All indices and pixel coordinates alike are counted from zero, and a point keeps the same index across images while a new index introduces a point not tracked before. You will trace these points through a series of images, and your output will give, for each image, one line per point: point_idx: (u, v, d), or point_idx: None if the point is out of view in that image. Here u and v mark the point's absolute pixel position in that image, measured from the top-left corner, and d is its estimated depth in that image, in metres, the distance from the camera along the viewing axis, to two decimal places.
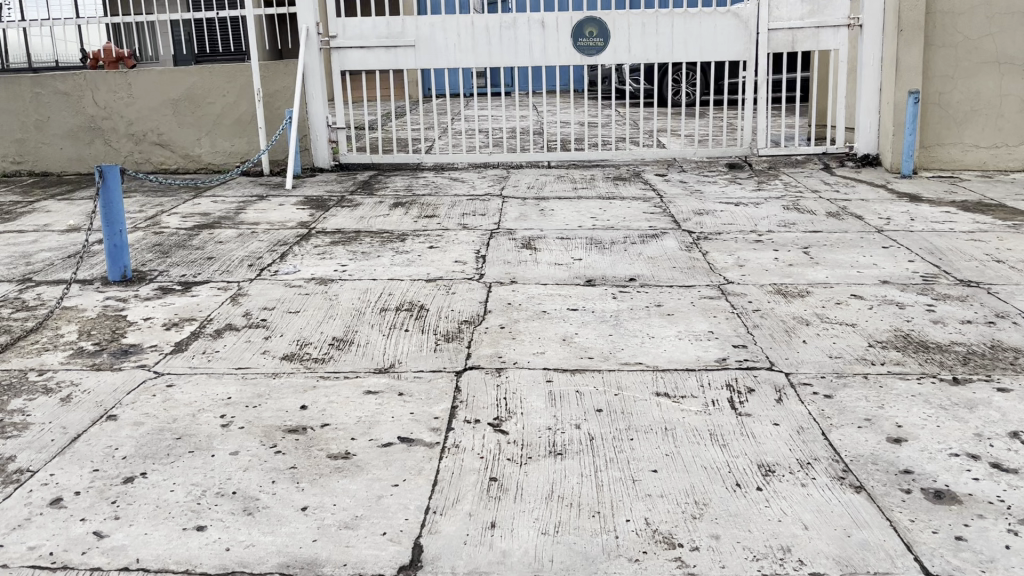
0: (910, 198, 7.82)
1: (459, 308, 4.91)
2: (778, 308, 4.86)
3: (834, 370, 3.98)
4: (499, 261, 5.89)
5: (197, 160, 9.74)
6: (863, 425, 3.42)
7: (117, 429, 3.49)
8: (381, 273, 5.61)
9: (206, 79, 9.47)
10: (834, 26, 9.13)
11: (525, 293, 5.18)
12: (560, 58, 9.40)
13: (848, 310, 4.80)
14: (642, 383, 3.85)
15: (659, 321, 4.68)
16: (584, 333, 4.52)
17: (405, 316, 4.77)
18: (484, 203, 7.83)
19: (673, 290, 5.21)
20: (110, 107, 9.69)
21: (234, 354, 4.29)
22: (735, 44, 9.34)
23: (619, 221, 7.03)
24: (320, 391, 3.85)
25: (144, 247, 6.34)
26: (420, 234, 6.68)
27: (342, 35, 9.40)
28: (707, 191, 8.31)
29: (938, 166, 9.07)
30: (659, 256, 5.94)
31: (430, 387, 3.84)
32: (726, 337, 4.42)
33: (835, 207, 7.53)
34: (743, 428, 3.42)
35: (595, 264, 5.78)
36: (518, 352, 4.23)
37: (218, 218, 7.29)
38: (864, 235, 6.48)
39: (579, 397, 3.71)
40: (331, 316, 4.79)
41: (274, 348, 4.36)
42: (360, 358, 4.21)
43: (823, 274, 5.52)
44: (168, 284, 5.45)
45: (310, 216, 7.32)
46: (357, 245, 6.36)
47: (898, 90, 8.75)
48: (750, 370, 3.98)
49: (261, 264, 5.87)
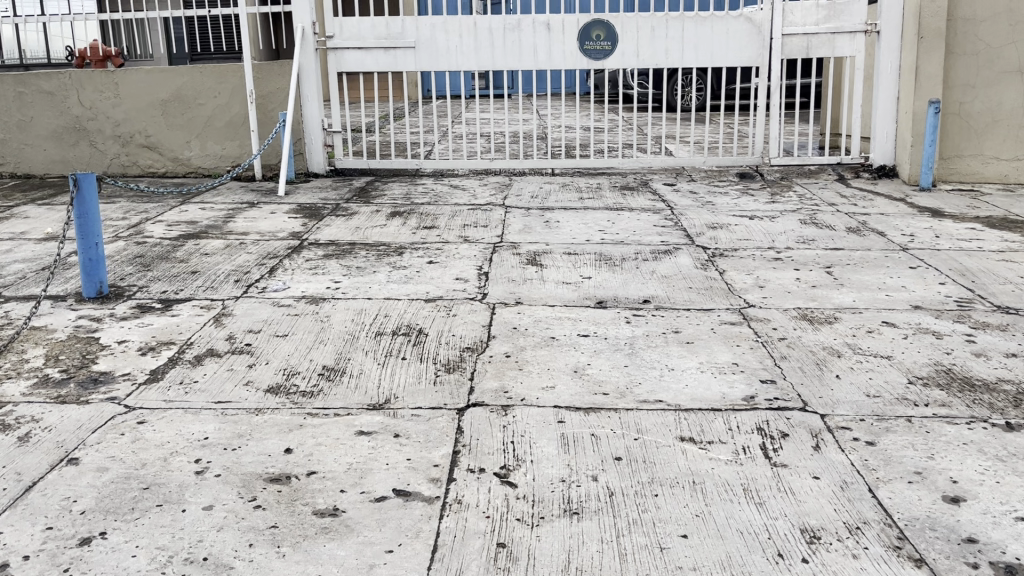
0: (931, 213, 7.46)
1: (460, 333, 4.53)
2: (805, 336, 4.49)
3: (874, 412, 3.60)
4: (503, 279, 5.50)
5: (186, 163, 9.36)
6: (914, 480, 3.05)
7: (78, 476, 3.13)
8: (377, 292, 5.23)
9: (197, 79, 9.08)
10: (850, 32, 8.77)
11: (531, 316, 4.81)
12: (566, 62, 9.02)
13: (881, 340, 4.42)
14: (665, 425, 3.48)
15: (678, 350, 4.32)
16: (597, 363, 4.15)
17: (401, 342, 4.39)
18: (486, 213, 7.47)
19: (691, 314, 4.85)
20: (96, 108, 9.30)
21: (214, 385, 3.91)
22: (747, 49, 9.00)
23: (629, 235, 6.67)
24: (306, 431, 3.48)
25: (124, 259, 5.97)
26: (420, 247, 6.31)
27: (338, 36, 9.01)
28: (719, 203, 7.96)
29: (957, 178, 8.71)
30: (673, 275, 5.59)
31: (429, 427, 3.47)
32: (752, 370, 4.06)
33: (854, 221, 7.18)
34: (780, 482, 3.05)
35: (605, 283, 5.42)
36: (525, 387, 3.85)
37: (205, 227, 6.91)
38: (888, 254, 6.12)
39: (596, 443, 3.33)
40: (321, 341, 4.41)
41: (258, 379, 3.98)
42: (353, 391, 3.83)
43: (849, 297, 5.16)
44: (147, 301, 5.07)
45: (302, 226, 6.96)
46: (351, 259, 5.99)
47: (917, 99, 8.40)
48: (781, 412, 3.60)
49: (248, 279, 5.49)
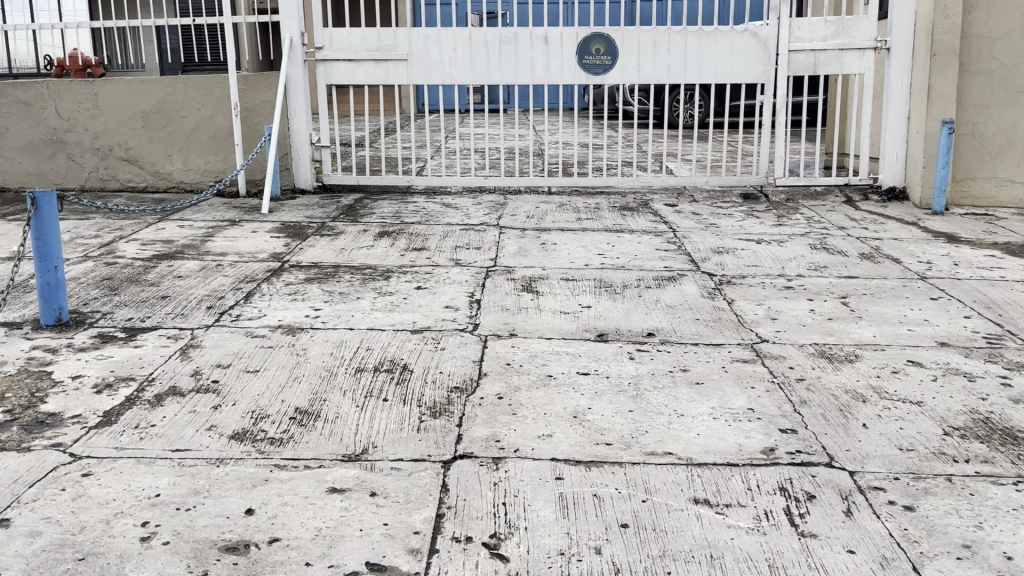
0: (947, 239, 7.12)
1: (448, 369, 4.14)
2: (826, 377, 4.12)
3: (909, 469, 3.22)
4: (496, 307, 5.13)
5: (168, 178, 8.98)
6: (963, 556, 2.67)
7: (4, 544, 2.73)
8: (360, 321, 4.84)
9: (179, 90, 8.72)
10: (858, 49, 8.46)
11: (526, 350, 4.42)
12: (563, 77, 8.69)
13: (909, 383, 4.05)
14: (675, 484, 3.10)
15: (687, 393, 3.94)
16: (599, 408, 3.75)
17: (383, 380, 4.00)
18: (479, 233, 7.11)
19: (700, 350, 4.47)
20: (74, 119, 8.92)
21: (173, 431, 3.51)
22: (752, 66, 8.66)
23: (630, 259, 6.30)
24: (272, 487, 3.08)
25: (90, 282, 5.57)
26: (408, 270, 5.93)
27: (328, 47, 8.67)
28: (723, 225, 7.61)
29: (970, 201, 8.37)
30: (679, 305, 5.22)
31: (410, 484, 3.08)
32: (771, 417, 3.68)
33: (867, 246, 6.83)
34: (810, 556, 2.67)
35: (606, 314, 5.03)
36: (520, 435, 3.47)
37: (182, 247, 6.52)
38: (906, 283, 5.76)
39: (599, 505, 2.94)
40: (294, 379, 4.02)
41: (222, 423, 3.58)
42: (326, 439, 3.43)
43: (869, 332, 4.80)
44: (110, 330, 4.67)
45: (285, 247, 6.58)
46: (334, 283, 5.61)
47: (930, 119, 8.08)
48: (806, 468, 3.22)
49: (221, 306, 5.10)
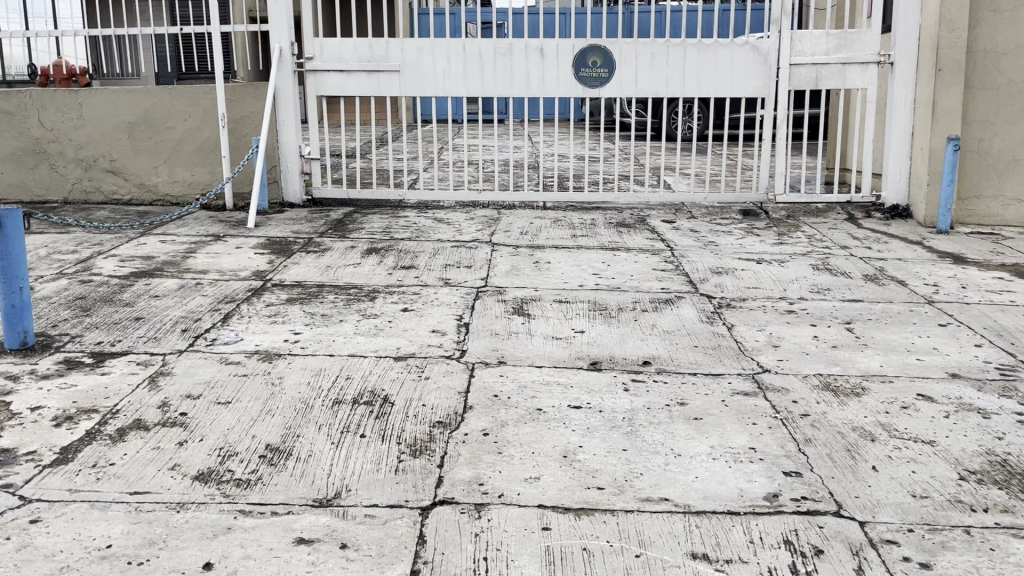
0: (953, 259, 6.90)
1: (432, 402, 3.90)
2: (831, 413, 3.89)
3: (924, 520, 2.99)
4: (485, 332, 4.89)
5: (153, 190, 8.75)
6: None
7: None
8: (341, 346, 4.61)
9: (166, 100, 8.51)
10: (861, 63, 8.27)
11: (515, 380, 4.19)
12: (559, 89, 8.48)
13: (920, 420, 3.82)
14: (672, 536, 2.87)
15: (685, 429, 3.70)
16: (590, 446, 3.51)
17: (362, 414, 3.76)
18: (471, 250, 6.90)
19: (698, 381, 4.24)
20: (58, 129, 8.69)
21: (134, 471, 3.27)
22: (752, 79, 8.45)
23: (626, 280, 6.08)
24: (233, 538, 2.84)
25: (62, 301, 5.33)
26: (394, 290, 5.70)
27: (319, 58, 8.47)
28: (723, 243, 7.40)
29: (976, 220, 8.16)
30: (677, 330, 5.00)
31: (384, 535, 2.84)
32: (774, 459, 3.45)
33: (871, 267, 6.61)
34: None
35: (599, 340, 4.80)
36: (505, 477, 3.23)
37: (161, 264, 6.29)
38: (912, 307, 5.54)
39: (587, 561, 2.71)
40: (267, 412, 3.78)
41: (187, 462, 3.34)
42: (297, 482, 3.19)
43: (875, 361, 4.58)
44: (77, 355, 4.42)
45: (268, 264, 6.35)
46: (317, 304, 5.38)
47: (934, 136, 7.87)
48: (812, 518, 2.99)
49: (197, 329, 4.86)
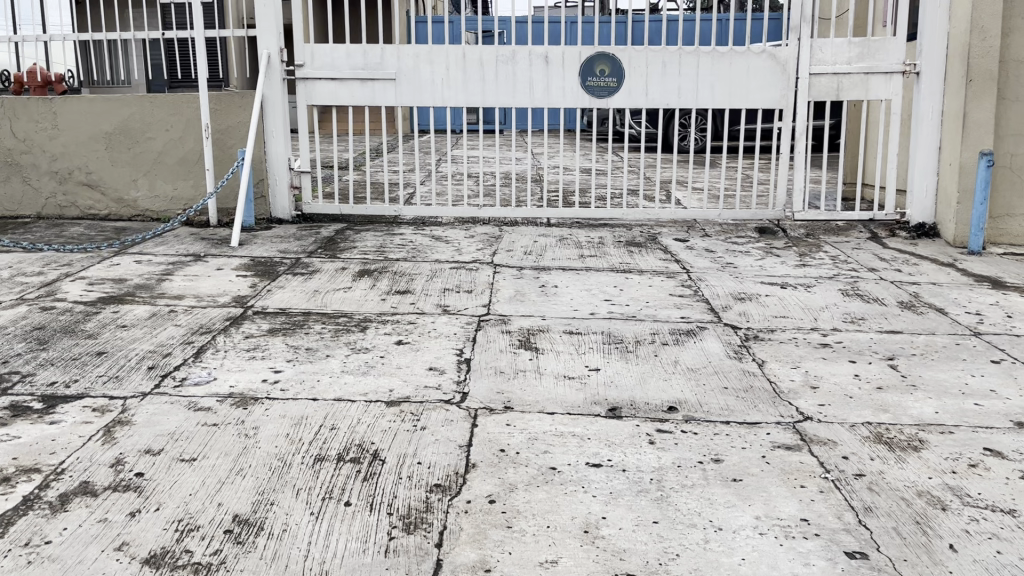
0: (991, 284, 6.40)
1: (428, 458, 3.38)
2: (891, 474, 3.37)
3: None
4: (489, 370, 4.37)
5: (131, 205, 8.23)
6: None
7: None
8: (326, 388, 4.07)
9: (146, 109, 7.99)
10: (885, 73, 7.76)
11: (525, 432, 3.65)
12: (565, 99, 7.98)
13: (996, 483, 3.29)
14: None
15: (723, 495, 3.18)
16: (615, 518, 2.99)
17: (347, 474, 3.24)
18: (472, 273, 6.38)
19: (733, 432, 3.72)
20: (31, 139, 8.17)
21: (74, 551, 2.74)
22: (770, 90, 7.97)
23: (641, 307, 5.58)
24: None
25: (18, 332, 4.80)
26: (388, 319, 5.18)
27: (309, 65, 7.96)
28: (741, 264, 6.90)
29: (1008, 239, 7.64)
30: (702, 367, 4.49)
31: None
32: (833, 534, 2.92)
33: (904, 293, 6.11)
34: None
35: (617, 380, 4.28)
36: (515, 561, 2.71)
37: (133, 288, 5.77)
38: (959, 340, 5.03)
39: None
40: (238, 473, 3.25)
41: (138, 539, 2.81)
42: (268, 566, 2.67)
43: (928, 406, 4.06)
44: (25, 399, 3.89)
45: (251, 288, 5.83)
46: (302, 336, 4.85)
47: (965, 150, 7.38)
48: None
49: (165, 366, 4.33)
